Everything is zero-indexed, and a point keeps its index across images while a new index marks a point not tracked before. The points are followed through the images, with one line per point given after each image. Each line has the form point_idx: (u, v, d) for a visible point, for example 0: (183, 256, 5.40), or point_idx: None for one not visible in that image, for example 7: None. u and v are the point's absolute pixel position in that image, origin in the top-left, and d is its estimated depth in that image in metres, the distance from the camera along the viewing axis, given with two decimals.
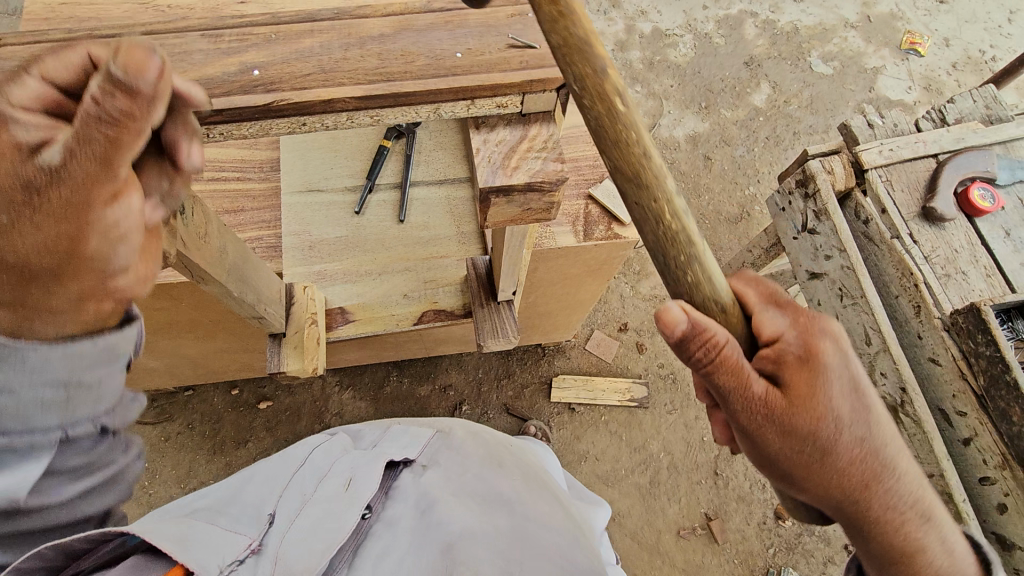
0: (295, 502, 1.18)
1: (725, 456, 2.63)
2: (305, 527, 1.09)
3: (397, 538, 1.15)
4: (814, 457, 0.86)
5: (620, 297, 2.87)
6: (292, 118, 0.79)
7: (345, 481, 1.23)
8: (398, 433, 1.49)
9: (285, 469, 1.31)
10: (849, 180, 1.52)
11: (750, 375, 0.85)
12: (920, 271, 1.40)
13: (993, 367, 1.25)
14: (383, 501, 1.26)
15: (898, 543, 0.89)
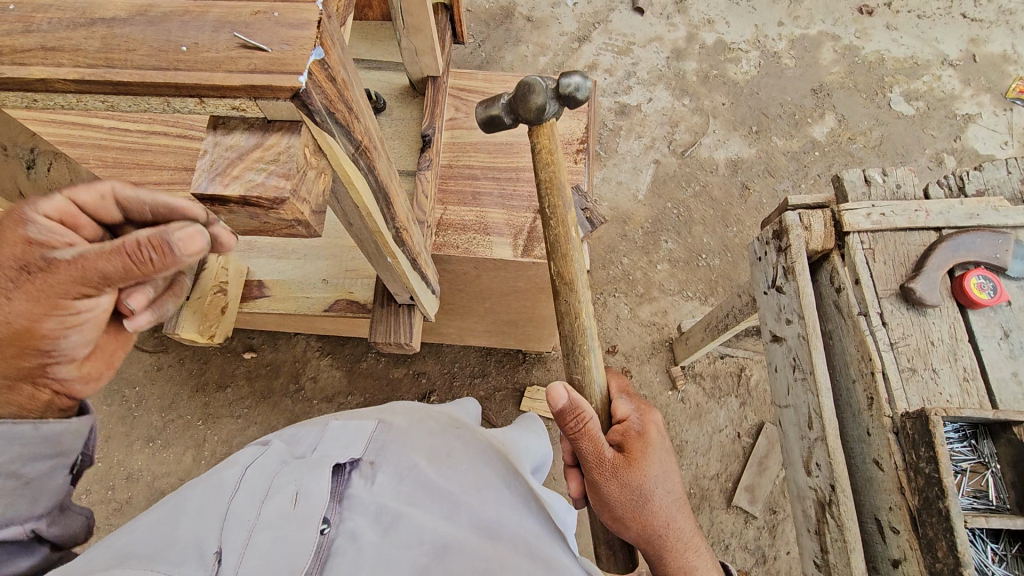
0: (240, 531, 0.89)
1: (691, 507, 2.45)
2: (260, 551, 0.87)
3: (365, 552, 0.92)
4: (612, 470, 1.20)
5: (616, 318, 2.72)
6: (19, 93, 0.58)
7: (293, 495, 0.95)
8: (338, 431, 1.19)
9: (215, 487, 1.00)
10: (828, 239, 1.32)
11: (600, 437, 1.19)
12: (880, 357, 1.21)
13: (929, 488, 1.08)
14: (340, 512, 1.00)
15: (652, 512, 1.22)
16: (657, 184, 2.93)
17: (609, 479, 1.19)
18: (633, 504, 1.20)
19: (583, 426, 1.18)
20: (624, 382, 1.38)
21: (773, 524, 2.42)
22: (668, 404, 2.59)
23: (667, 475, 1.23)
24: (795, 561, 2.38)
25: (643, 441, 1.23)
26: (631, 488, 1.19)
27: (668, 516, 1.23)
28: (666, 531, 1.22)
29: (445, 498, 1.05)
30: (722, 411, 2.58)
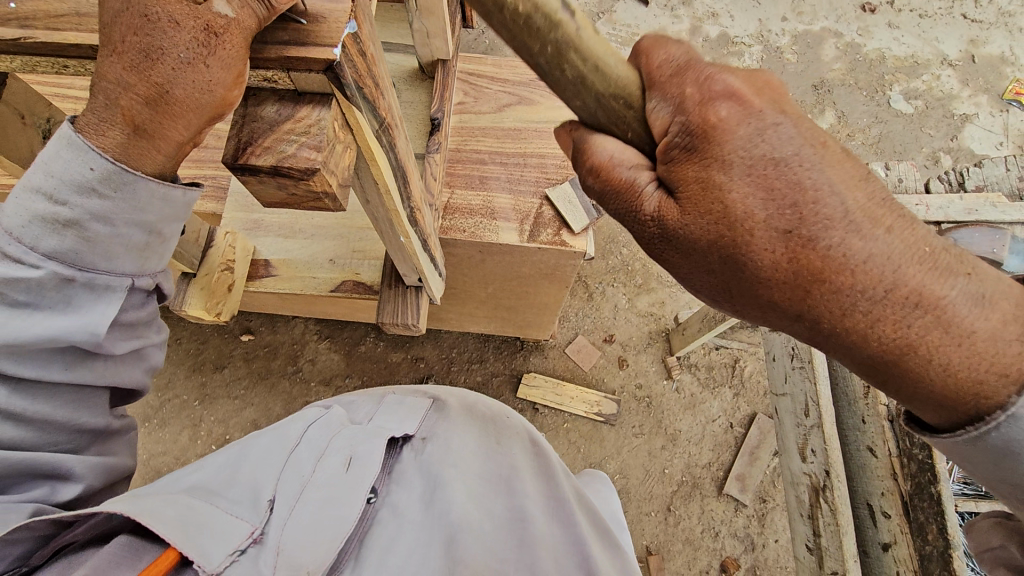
0: (294, 486, 0.97)
1: (682, 494, 2.50)
2: (309, 517, 0.93)
3: (404, 528, 1.00)
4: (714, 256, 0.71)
5: (614, 308, 2.75)
6: (50, 58, 0.61)
7: (346, 461, 1.02)
8: (395, 400, 1.24)
9: (279, 438, 1.08)
10: None
11: (639, 189, 0.71)
12: None
13: (921, 473, 1.15)
14: (387, 483, 1.09)
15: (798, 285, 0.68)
16: None
17: (675, 252, 0.73)
18: (731, 282, 0.72)
19: (592, 176, 0.72)
20: (674, 58, 0.70)
21: (762, 512, 2.47)
22: (663, 394, 2.62)
23: (792, 194, 0.67)
24: (783, 548, 2.43)
25: (708, 160, 0.68)
26: (711, 251, 0.70)
27: (826, 258, 0.66)
28: (833, 287, 0.66)
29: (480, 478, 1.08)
30: (716, 401, 2.62)
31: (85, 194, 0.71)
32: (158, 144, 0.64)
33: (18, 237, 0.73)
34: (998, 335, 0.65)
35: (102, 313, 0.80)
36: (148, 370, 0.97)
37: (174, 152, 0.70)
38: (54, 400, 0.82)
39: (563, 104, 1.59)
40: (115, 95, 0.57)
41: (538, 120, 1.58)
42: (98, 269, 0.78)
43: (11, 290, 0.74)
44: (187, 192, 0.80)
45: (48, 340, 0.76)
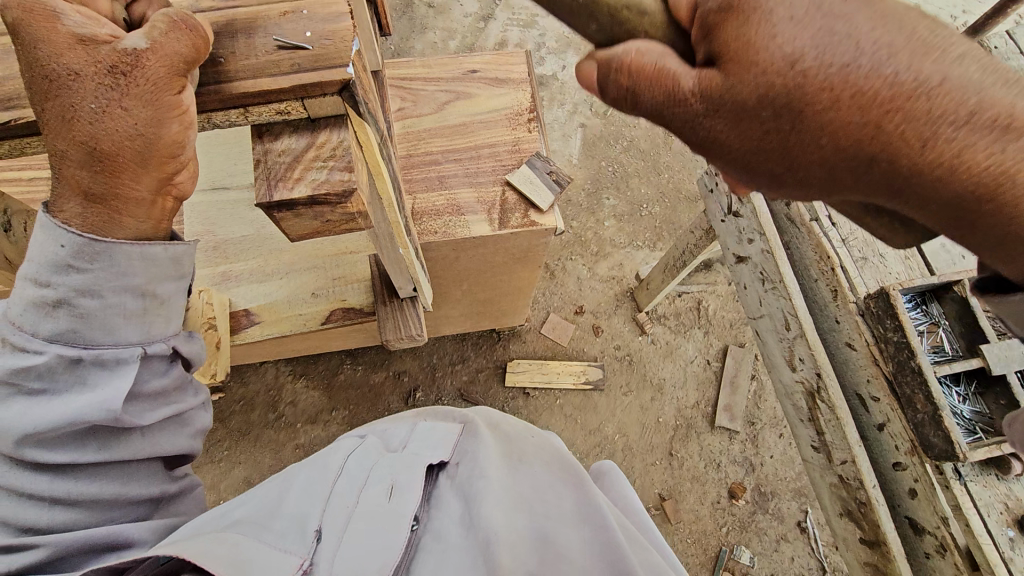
0: (339, 514, 1.00)
1: (680, 437, 2.64)
2: (354, 548, 0.95)
3: (445, 550, 1.02)
4: (789, 128, 0.65)
5: (576, 280, 2.84)
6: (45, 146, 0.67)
7: (388, 489, 1.06)
8: (425, 429, 1.25)
9: (318, 471, 1.09)
10: None
11: (678, 70, 0.64)
12: (836, 254, 1.37)
13: (899, 352, 1.27)
14: (427, 510, 1.11)
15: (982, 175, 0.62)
16: (587, 146, 3.04)
17: (719, 120, 0.66)
18: (788, 138, 0.66)
19: (609, 82, 0.65)
20: None
21: (753, 435, 2.65)
22: (641, 348, 2.75)
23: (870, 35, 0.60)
24: (780, 462, 2.62)
25: (742, 15, 0.62)
26: (766, 101, 0.63)
27: (898, 90, 0.61)
28: (909, 118, 0.61)
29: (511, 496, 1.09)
30: (689, 343, 2.77)
31: (63, 271, 0.73)
32: (125, 199, 0.72)
33: (20, 326, 0.73)
34: None
35: (116, 386, 0.76)
36: (195, 434, 0.94)
37: (150, 211, 0.76)
38: (99, 479, 0.81)
39: (501, 92, 1.62)
40: (61, 166, 0.67)
41: (481, 112, 1.61)
42: (102, 344, 0.77)
43: (22, 379, 0.73)
44: (169, 248, 0.80)
45: (63, 426, 0.73)
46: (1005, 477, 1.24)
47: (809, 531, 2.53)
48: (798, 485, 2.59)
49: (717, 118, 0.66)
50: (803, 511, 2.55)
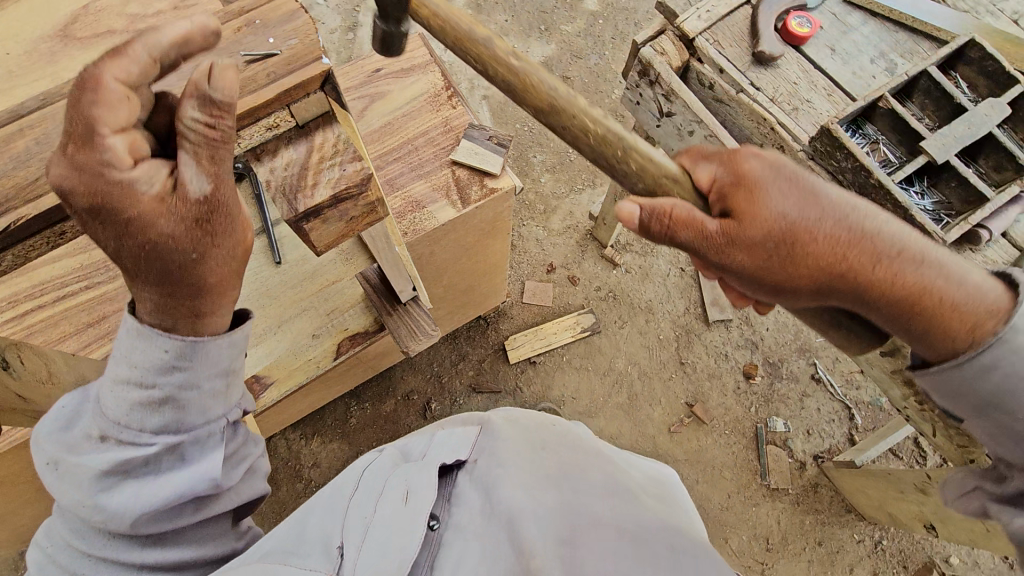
0: (358, 529, 1.06)
1: (684, 345, 2.75)
2: (372, 555, 0.99)
3: (468, 543, 1.01)
4: (782, 250, 0.99)
5: (537, 241, 2.90)
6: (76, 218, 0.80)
7: (403, 496, 1.08)
8: (445, 437, 1.25)
9: (336, 499, 1.17)
10: (681, 53, 1.58)
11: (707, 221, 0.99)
12: (771, 113, 1.48)
13: (860, 174, 1.39)
14: (449, 509, 1.10)
15: (903, 295, 1.00)
16: (497, 113, 3.13)
17: (727, 253, 1.00)
18: (795, 262, 0.99)
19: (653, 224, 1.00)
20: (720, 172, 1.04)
21: (745, 317, 2.80)
22: (619, 280, 2.84)
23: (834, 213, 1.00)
24: (777, 331, 2.78)
25: (751, 188, 0.99)
26: (728, 242, 0.99)
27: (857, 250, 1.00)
28: (861, 265, 0.99)
29: (529, 483, 1.06)
30: (659, 258, 2.88)
31: (167, 372, 0.83)
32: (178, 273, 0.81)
33: (126, 424, 0.84)
34: (981, 289, 0.99)
35: (213, 461, 0.89)
36: (263, 478, 1.06)
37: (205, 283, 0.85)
38: (181, 544, 0.94)
39: (412, 80, 1.62)
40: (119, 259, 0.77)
41: (401, 105, 1.60)
42: (198, 424, 0.88)
43: (130, 468, 0.86)
44: (241, 329, 0.89)
45: (174, 500, 0.86)
46: (978, 248, 1.35)
47: (823, 379, 2.70)
48: (799, 344, 2.76)
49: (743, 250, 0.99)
50: (812, 364, 2.73)
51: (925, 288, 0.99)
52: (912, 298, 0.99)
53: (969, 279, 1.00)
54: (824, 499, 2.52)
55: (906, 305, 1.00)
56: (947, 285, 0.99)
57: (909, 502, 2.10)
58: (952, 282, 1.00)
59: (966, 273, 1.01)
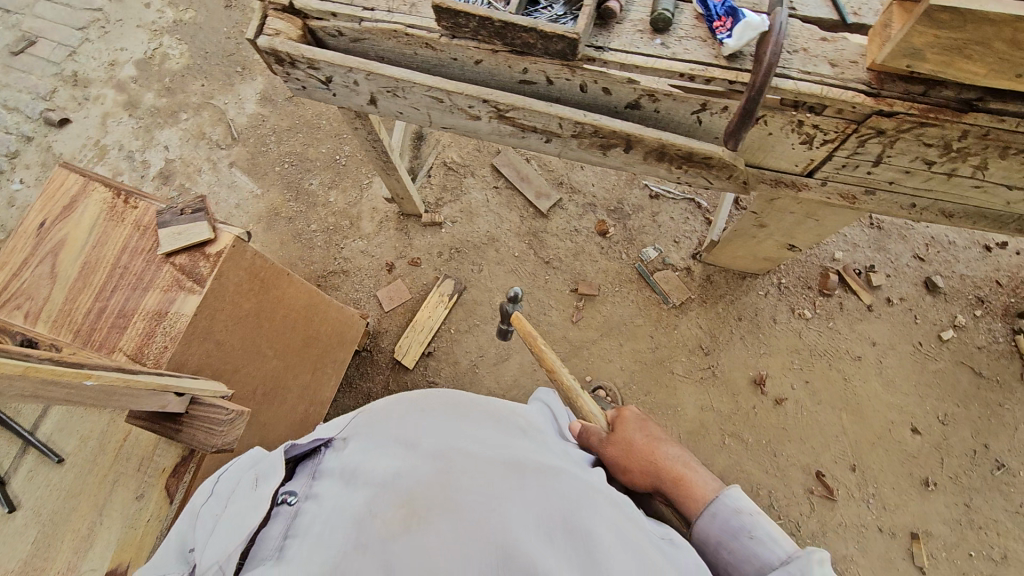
0: (212, 526, 1.07)
1: (539, 246, 2.82)
2: (221, 535, 1.01)
3: (319, 502, 1.02)
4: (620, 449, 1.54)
5: (363, 252, 2.86)
6: None
7: (253, 482, 1.13)
8: (324, 430, 1.30)
9: (200, 509, 1.16)
10: (294, 23, 1.55)
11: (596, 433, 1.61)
12: (398, 23, 1.48)
13: (489, 27, 1.37)
14: (310, 485, 1.12)
15: (672, 474, 1.48)
16: (252, 169, 3.04)
17: (595, 441, 1.59)
18: (625, 450, 1.53)
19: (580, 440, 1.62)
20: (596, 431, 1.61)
21: (570, 188, 2.90)
22: (452, 234, 2.86)
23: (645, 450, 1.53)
24: (601, 181, 2.90)
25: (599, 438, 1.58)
26: (616, 445, 1.55)
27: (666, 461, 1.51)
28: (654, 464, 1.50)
29: (417, 434, 1.09)
30: (471, 193, 2.92)
31: None
32: None
33: None
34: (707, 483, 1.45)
35: None
36: None
37: None
38: None
39: (80, 208, 1.51)
40: None
41: (86, 237, 1.49)
42: None
43: None
44: None
45: None
46: (620, 21, 1.43)
47: (660, 192, 2.86)
48: (625, 179, 2.90)
49: (601, 443, 1.57)
50: (644, 188, 2.88)
51: (683, 473, 1.48)
52: (679, 477, 1.47)
53: (709, 484, 1.45)
54: (721, 283, 2.70)
55: (671, 483, 1.47)
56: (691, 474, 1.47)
57: (765, 241, 2.27)
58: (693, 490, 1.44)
59: (708, 480, 1.46)
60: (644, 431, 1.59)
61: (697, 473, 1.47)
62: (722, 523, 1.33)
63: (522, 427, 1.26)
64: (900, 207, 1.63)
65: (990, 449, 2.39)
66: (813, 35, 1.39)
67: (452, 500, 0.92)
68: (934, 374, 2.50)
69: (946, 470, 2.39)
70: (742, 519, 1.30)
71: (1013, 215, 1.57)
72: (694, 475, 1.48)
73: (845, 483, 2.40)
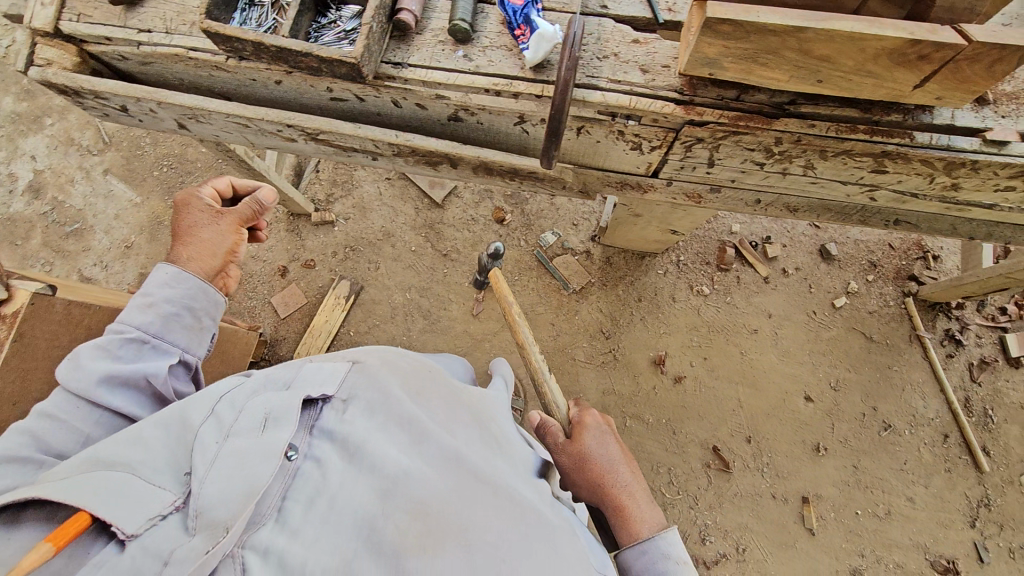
0: (207, 458, 0.99)
1: (436, 238, 2.74)
2: (222, 482, 0.95)
3: (327, 479, 0.99)
4: (575, 463, 1.51)
5: (254, 256, 2.75)
6: None
7: (263, 424, 1.03)
8: (317, 366, 1.16)
9: (181, 423, 1.08)
10: (68, 49, 1.38)
11: (558, 438, 1.58)
12: (178, 46, 1.33)
13: (268, 50, 1.23)
14: (308, 439, 1.06)
15: (618, 505, 1.42)
16: (130, 174, 2.87)
17: (556, 445, 1.56)
18: (578, 465, 1.50)
19: (544, 436, 1.62)
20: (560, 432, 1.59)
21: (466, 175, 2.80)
22: (346, 231, 2.76)
23: (602, 470, 1.47)
24: None
25: (558, 439, 1.57)
26: (574, 458, 1.51)
27: (616, 485, 1.45)
28: (604, 486, 1.45)
29: (429, 423, 1.07)
30: (364, 187, 2.81)
31: None
32: None
33: None
34: (651, 521, 1.38)
35: None
36: None
37: None
38: None
39: None
40: None
41: None
42: None
43: None
44: None
45: None
46: (421, 29, 1.31)
47: None
48: None
49: (559, 452, 1.55)
50: None
51: (628, 502, 1.42)
52: (623, 510, 1.40)
53: (651, 522, 1.38)
54: (621, 264, 2.67)
55: (618, 512, 1.41)
56: (635, 509, 1.40)
57: (648, 228, 2.22)
58: (631, 524, 1.38)
59: (651, 518, 1.39)
60: (604, 445, 1.53)
61: (639, 506, 1.41)
62: (647, 561, 1.30)
63: (492, 431, 1.21)
64: (746, 203, 1.58)
65: (879, 411, 2.47)
66: (624, 37, 1.29)
67: (472, 527, 0.92)
68: (828, 342, 2.54)
69: (837, 435, 2.46)
70: (668, 565, 1.26)
71: (857, 206, 1.52)
72: (640, 506, 1.42)
73: (742, 456, 2.46)
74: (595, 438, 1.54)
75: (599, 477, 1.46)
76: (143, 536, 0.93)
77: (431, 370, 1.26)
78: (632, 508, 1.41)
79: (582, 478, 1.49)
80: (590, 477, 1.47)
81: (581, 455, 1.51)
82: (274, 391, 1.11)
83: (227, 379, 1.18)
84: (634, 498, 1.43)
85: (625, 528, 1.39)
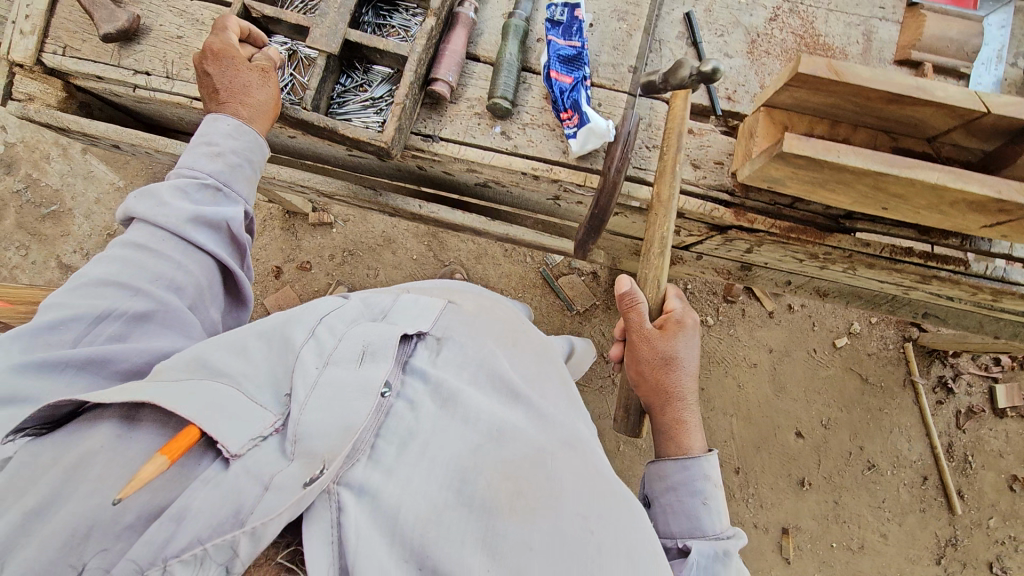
0: (308, 377, 0.86)
1: (439, 248, 2.64)
2: (323, 407, 0.82)
3: (425, 420, 0.86)
4: (647, 348, 1.17)
5: None
6: None
7: (360, 353, 0.90)
8: (411, 301, 1.06)
9: (277, 332, 0.94)
10: (52, 84, 1.22)
11: (640, 308, 1.17)
12: (180, 95, 1.18)
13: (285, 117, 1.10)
14: (399, 374, 0.93)
15: (670, 419, 1.17)
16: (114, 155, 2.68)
17: (632, 314, 1.17)
18: (648, 354, 1.17)
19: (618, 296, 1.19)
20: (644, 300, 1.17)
21: None
22: (344, 234, 2.64)
23: (673, 375, 1.17)
24: None
25: (636, 311, 1.17)
26: (647, 339, 1.17)
27: (680, 388, 1.18)
28: (665, 390, 1.17)
29: (524, 379, 0.96)
30: None
31: None
32: None
33: None
34: (700, 439, 1.17)
35: None
36: None
37: None
38: None
39: None
40: None
41: None
42: None
43: None
44: None
45: None
46: (455, 98, 1.18)
47: None
48: None
49: (634, 327, 1.18)
50: None
51: (684, 414, 1.17)
52: (676, 423, 1.16)
53: (699, 445, 1.16)
54: None
55: (665, 420, 1.17)
56: (686, 427, 1.17)
57: None
58: (676, 441, 1.16)
59: (700, 442, 1.16)
60: (690, 349, 1.18)
61: (695, 427, 1.16)
62: (684, 480, 1.10)
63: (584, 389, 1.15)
64: (775, 283, 1.53)
65: (866, 451, 2.52)
66: None
67: (579, 494, 0.81)
68: (824, 380, 2.57)
69: (822, 470, 2.52)
70: (706, 485, 1.08)
71: (888, 296, 1.47)
72: (695, 424, 1.17)
73: (730, 486, 2.50)
74: (680, 328, 1.18)
75: (670, 375, 1.17)
76: (248, 458, 0.77)
77: (522, 321, 1.14)
78: (683, 426, 1.17)
79: (648, 368, 1.17)
80: (656, 374, 1.17)
81: (661, 346, 1.16)
82: (367, 322, 0.99)
83: (329, 298, 1.04)
84: (690, 410, 1.18)
85: (668, 439, 1.17)
